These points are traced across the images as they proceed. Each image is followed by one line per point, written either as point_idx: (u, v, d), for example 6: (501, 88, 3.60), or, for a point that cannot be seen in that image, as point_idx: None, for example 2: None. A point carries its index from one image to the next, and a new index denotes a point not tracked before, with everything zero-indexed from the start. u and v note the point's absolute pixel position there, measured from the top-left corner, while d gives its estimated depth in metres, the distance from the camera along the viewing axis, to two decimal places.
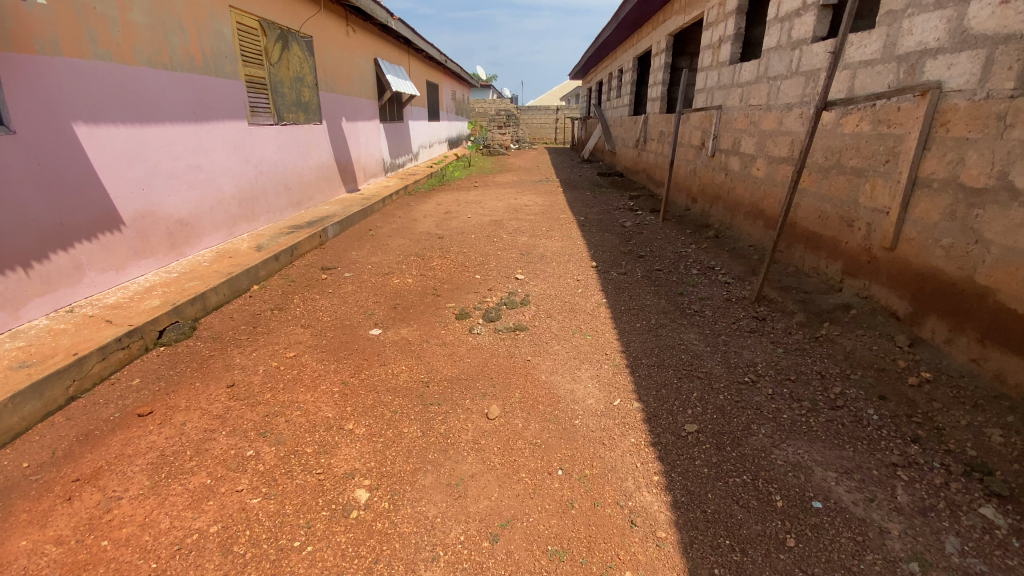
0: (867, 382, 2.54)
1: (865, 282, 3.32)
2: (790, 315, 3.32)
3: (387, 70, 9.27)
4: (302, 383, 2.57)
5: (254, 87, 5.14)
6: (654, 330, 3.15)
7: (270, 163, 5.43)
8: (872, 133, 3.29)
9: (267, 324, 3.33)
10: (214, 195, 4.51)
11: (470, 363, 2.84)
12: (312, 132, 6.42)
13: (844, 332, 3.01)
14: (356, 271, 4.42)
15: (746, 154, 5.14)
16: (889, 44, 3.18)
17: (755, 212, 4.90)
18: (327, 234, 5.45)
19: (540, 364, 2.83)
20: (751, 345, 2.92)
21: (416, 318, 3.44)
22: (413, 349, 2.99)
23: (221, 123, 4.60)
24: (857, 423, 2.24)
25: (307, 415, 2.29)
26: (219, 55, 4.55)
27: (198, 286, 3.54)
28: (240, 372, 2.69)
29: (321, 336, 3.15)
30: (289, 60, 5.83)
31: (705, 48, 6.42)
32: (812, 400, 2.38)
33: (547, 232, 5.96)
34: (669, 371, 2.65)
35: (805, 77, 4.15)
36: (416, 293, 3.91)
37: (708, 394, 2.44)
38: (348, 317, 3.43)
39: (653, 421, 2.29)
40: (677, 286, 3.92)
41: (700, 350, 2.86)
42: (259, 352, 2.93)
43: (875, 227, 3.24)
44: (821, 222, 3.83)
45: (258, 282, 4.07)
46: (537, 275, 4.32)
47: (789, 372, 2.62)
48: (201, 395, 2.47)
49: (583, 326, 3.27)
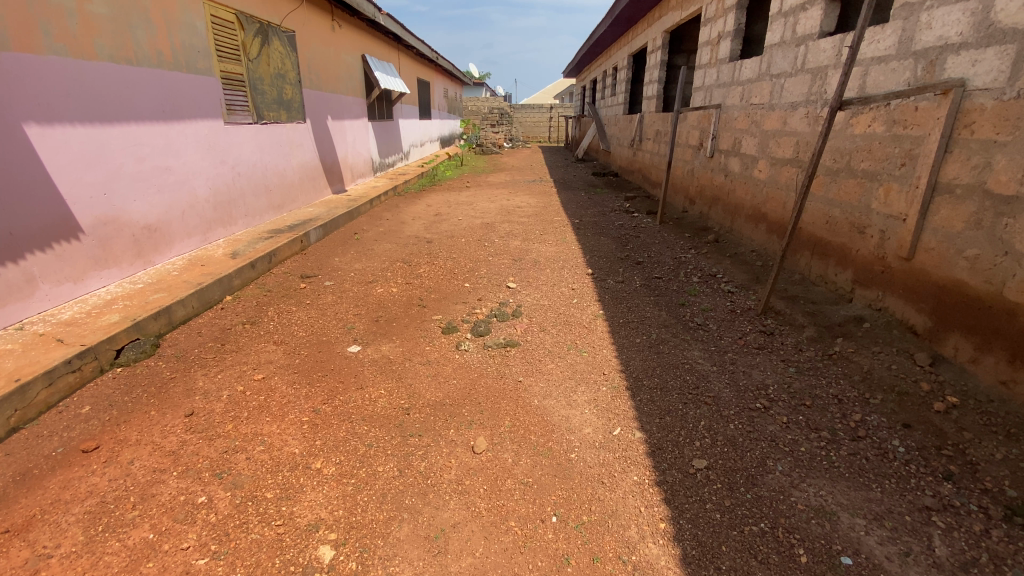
0: (888, 408, 2.32)
1: (878, 293, 3.12)
2: (799, 330, 3.10)
3: (376, 66, 8.99)
4: (267, 412, 2.32)
5: (230, 84, 4.86)
6: (655, 346, 2.92)
7: (248, 164, 5.15)
8: (886, 134, 3.08)
9: (237, 341, 3.08)
10: (186, 198, 4.24)
11: (456, 385, 2.60)
12: (295, 131, 6.15)
13: (858, 349, 2.80)
14: (338, 279, 4.17)
15: (747, 154, 4.93)
16: (905, 39, 2.97)
17: (757, 215, 4.69)
18: (309, 238, 5.20)
19: (532, 386, 2.60)
20: (761, 364, 2.70)
21: (399, 332, 3.19)
22: (394, 369, 2.74)
23: (194, 123, 4.32)
24: (883, 458, 2.02)
25: (270, 451, 2.05)
26: (192, 50, 4.27)
27: (163, 298, 3.28)
28: (200, 399, 2.45)
29: (295, 354, 2.90)
30: (269, 55, 5.56)
31: (703, 44, 6.20)
32: (831, 430, 2.17)
33: (540, 235, 5.74)
34: (673, 395, 2.43)
35: (810, 74, 3.94)
36: (400, 303, 3.67)
37: (718, 423, 2.22)
38: (325, 332, 3.18)
39: (657, 455, 2.06)
40: (678, 296, 3.70)
41: (705, 369, 2.63)
42: (225, 374, 2.68)
43: (890, 234, 3.03)
44: (829, 228, 3.62)
45: (232, 292, 3.82)
46: (530, 283, 4.09)
47: (804, 396, 2.40)
48: (155, 427, 2.25)
49: (578, 341, 3.05)
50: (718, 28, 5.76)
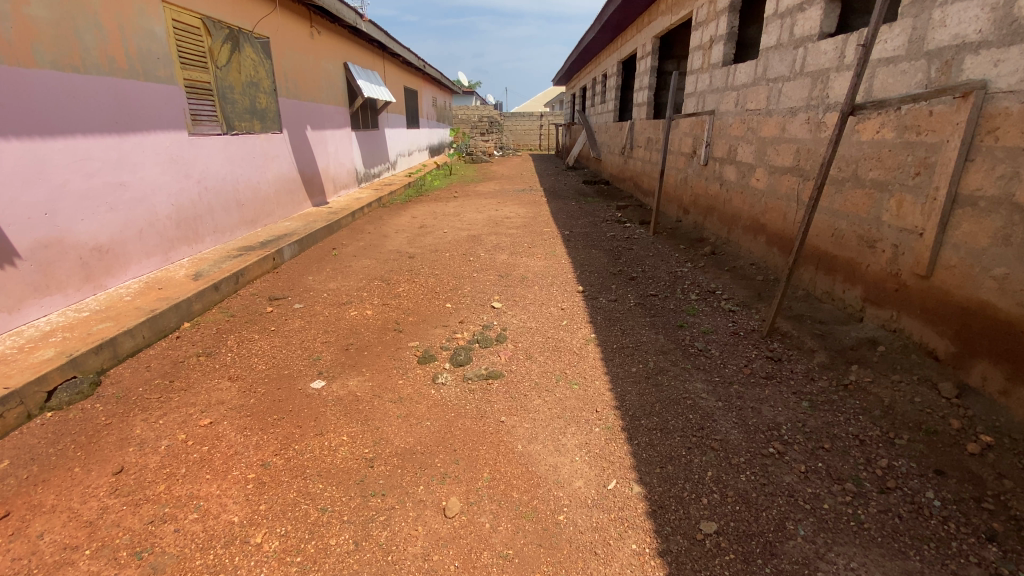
0: (916, 450, 2.05)
1: (892, 313, 2.86)
2: (809, 355, 2.83)
3: (359, 74, 8.73)
4: (208, 468, 2.02)
5: (196, 93, 4.56)
6: (652, 377, 2.64)
7: (217, 178, 4.84)
8: (897, 141, 2.84)
9: (187, 377, 2.76)
10: (144, 215, 3.93)
11: (429, 428, 2.30)
12: (269, 142, 5.84)
13: (876, 378, 2.53)
14: (309, 302, 3.86)
15: (743, 162, 4.70)
16: (916, 39, 2.74)
17: (756, 227, 4.45)
18: (283, 255, 4.89)
19: (516, 428, 2.30)
20: (770, 398, 2.42)
21: (370, 363, 2.89)
22: (360, 409, 2.44)
23: (153, 135, 4.02)
24: (917, 516, 1.75)
25: (204, 521, 1.75)
26: (150, 57, 3.98)
27: (109, 328, 2.96)
28: (133, 452, 2.14)
29: (251, 393, 2.58)
30: (240, 62, 5.27)
31: (694, 49, 5.99)
32: (857, 481, 1.90)
33: (529, 249, 5.46)
34: (675, 438, 2.14)
35: (810, 78, 3.72)
36: (375, 329, 3.36)
37: (727, 474, 1.93)
38: (287, 365, 2.88)
39: (659, 516, 1.78)
40: (676, 316, 3.43)
41: (710, 406, 2.35)
42: (168, 419, 2.37)
43: (904, 249, 2.78)
44: (835, 241, 3.37)
45: (191, 318, 3.50)
46: (516, 302, 3.81)
47: (822, 437, 2.13)
48: (77, 488, 1.94)
49: (567, 371, 2.76)
50: (710, 32, 5.55)
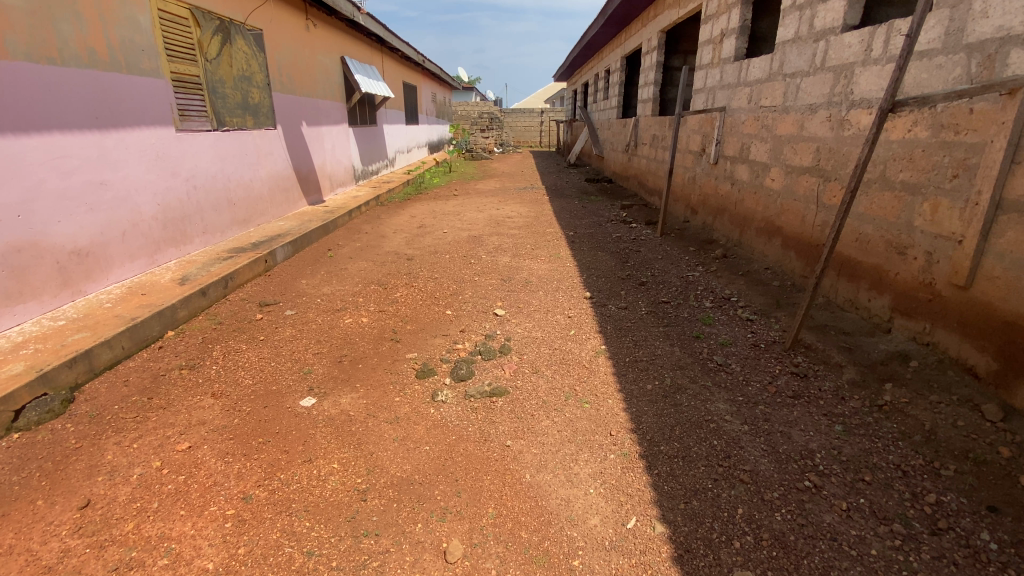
0: (964, 484, 1.85)
1: (924, 324, 2.66)
2: (837, 371, 2.64)
3: (356, 68, 8.49)
4: (183, 503, 1.83)
5: (184, 87, 4.34)
6: (671, 396, 2.44)
7: (207, 176, 4.62)
8: (932, 140, 2.64)
9: (167, 394, 2.56)
10: (128, 216, 3.72)
11: (428, 454, 2.10)
12: (263, 139, 5.62)
13: (913, 399, 2.32)
14: (301, 308, 3.65)
15: (757, 161, 4.49)
16: (953, 31, 2.53)
17: (770, 229, 4.24)
18: (275, 256, 4.69)
19: (523, 455, 2.10)
20: (800, 420, 2.23)
21: (365, 378, 2.69)
22: (353, 431, 2.24)
23: (137, 131, 3.80)
24: (975, 564, 1.55)
25: (175, 568, 1.56)
26: (133, 48, 3.75)
27: (86, 339, 2.76)
28: (102, 482, 1.95)
29: (235, 412, 2.38)
30: (231, 55, 5.04)
31: (704, 43, 5.77)
32: (904, 521, 1.70)
33: (532, 250, 5.25)
34: (699, 468, 1.95)
35: (831, 73, 3.51)
36: (370, 338, 3.16)
37: (760, 512, 1.74)
38: (276, 379, 2.67)
39: (686, 563, 1.58)
40: (691, 326, 3.23)
41: (735, 430, 2.15)
42: (144, 443, 2.17)
43: (939, 257, 2.58)
44: (860, 247, 3.17)
45: (176, 326, 3.30)
46: (520, 309, 3.61)
47: (861, 468, 1.94)
48: (37, 525, 1.75)
49: (577, 388, 2.56)
50: (721, 25, 5.33)
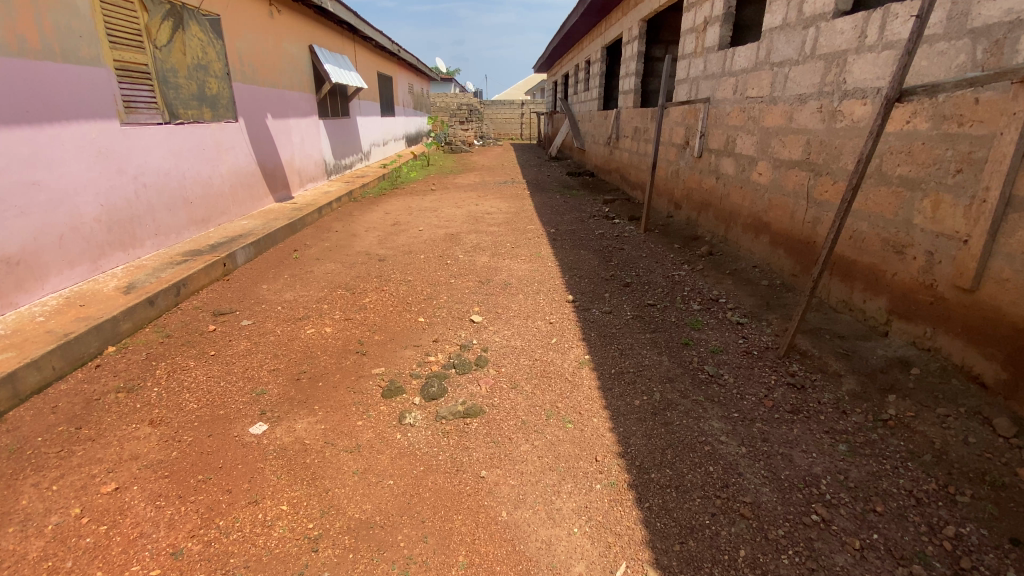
0: (984, 513, 1.68)
1: (924, 329, 2.50)
2: (835, 381, 2.47)
3: (326, 58, 8.10)
4: (101, 562, 1.56)
5: (130, 76, 3.97)
6: (660, 414, 2.23)
7: (158, 173, 4.27)
8: (933, 133, 2.47)
9: (99, 422, 2.26)
10: (67, 220, 3.38)
11: (391, 490, 1.86)
12: (222, 132, 5.25)
13: (918, 412, 2.16)
14: (260, 317, 3.37)
15: (743, 154, 4.32)
16: (957, 14, 2.36)
17: (758, 226, 4.08)
18: (235, 259, 4.37)
19: (499, 487, 1.88)
20: (801, 440, 2.05)
21: (324, 399, 2.42)
22: (307, 463, 2.00)
23: (77, 126, 3.45)
24: None
25: None
26: (71, 34, 3.39)
27: (8, 359, 2.44)
28: (11, 536, 1.67)
29: (173, 444, 2.11)
30: (184, 42, 4.67)
31: (686, 32, 5.56)
32: (924, 561, 1.53)
33: (512, 249, 5.01)
34: (695, 501, 1.75)
35: (822, 61, 3.33)
36: (335, 351, 2.90)
37: (765, 554, 1.55)
38: (224, 403, 2.40)
39: None
40: (680, 332, 3.04)
41: (732, 454, 1.96)
42: (64, 484, 1.89)
43: (941, 257, 2.42)
44: (854, 245, 3.00)
45: (118, 341, 2.98)
46: (498, 315, 3.37)
47: (871, 496, 1.77)
48: None
49: (559, 406, 2.34)
50: (703, 12, 5.12)
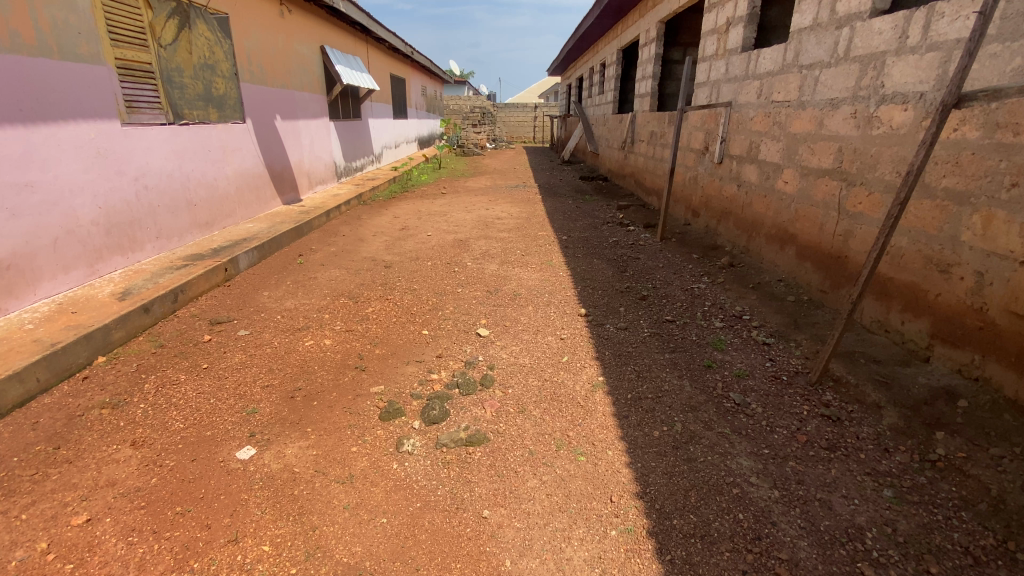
0: None
1: (972, 356, 2.28)
2: (874, 414, 2.25)
3: (337, 58, 8.00)
4: None
5: (132, 75, 3.86)
6: (683, 448, 2.03)
7: (160, 175, 4.16)
8: (985, 142, 2.25)
9: (78, 442, 2.12)
10: (62, 222, 3.27)
11: (385, 530, 1.69)
12: (228, 133, 5.14)
13: (970, 452, 1.94)
14: (258, 327, 3.22)
15: (767, 161, 4.10)
16: (1013, 13, 2.14)
17: (783, 237, 3.86)
18: (236, 264, 4.23)
19: (503, 530, 1.69)
20: (840, 483, 1.84)
21: (318, 420, 2.26)
22: (295, 495, 1.83)
23: (74, 126, 3.34)
24: None
25: None
26: (68, 31, 3.28)
27: None
28: None
29: (154, 469, 1.96)
30: (190, 41, 4.56)
31: (707, 33, 5.34)
32: None
33: (523, 257, 4.82)
34: (724, 554, 1.56)
35: (857, 63, 3.11)
36: (332, 366, 2.74)
37: None
38: (212, 423, 2.25)
39: None
40: (702, 353, 2.83)
41: (764, 499, 1.76)
42: (32, 513, 1.74)
43: (994, 278, 2.20)
44: (890, 262, 2.77)
45: (109, 350, 2.85)
46: (507, 329, 3.19)
47: (922, 553, 1.56)
48: None
49: (570, 435, 2.16)
50: (726, 13, 4.91)
